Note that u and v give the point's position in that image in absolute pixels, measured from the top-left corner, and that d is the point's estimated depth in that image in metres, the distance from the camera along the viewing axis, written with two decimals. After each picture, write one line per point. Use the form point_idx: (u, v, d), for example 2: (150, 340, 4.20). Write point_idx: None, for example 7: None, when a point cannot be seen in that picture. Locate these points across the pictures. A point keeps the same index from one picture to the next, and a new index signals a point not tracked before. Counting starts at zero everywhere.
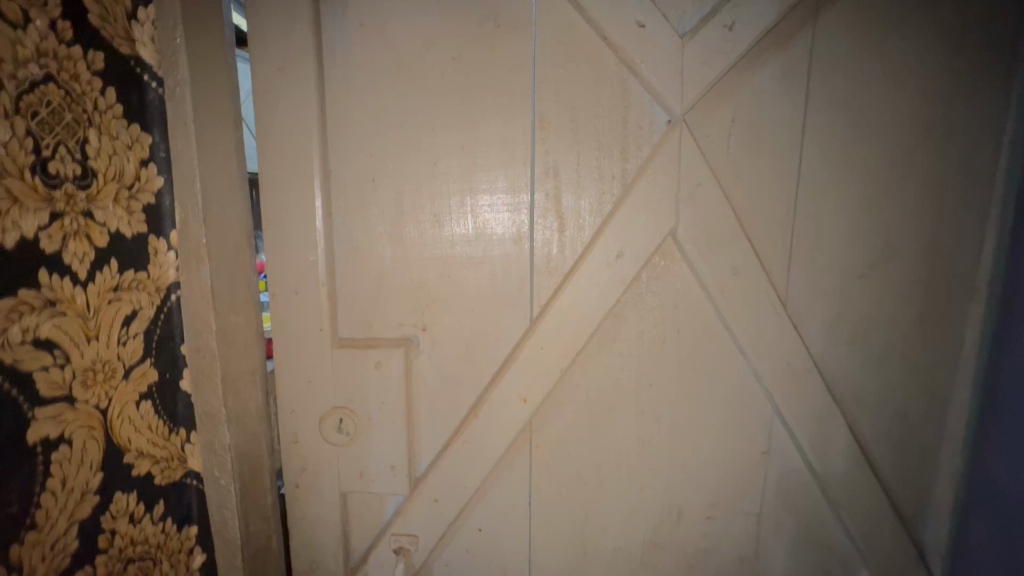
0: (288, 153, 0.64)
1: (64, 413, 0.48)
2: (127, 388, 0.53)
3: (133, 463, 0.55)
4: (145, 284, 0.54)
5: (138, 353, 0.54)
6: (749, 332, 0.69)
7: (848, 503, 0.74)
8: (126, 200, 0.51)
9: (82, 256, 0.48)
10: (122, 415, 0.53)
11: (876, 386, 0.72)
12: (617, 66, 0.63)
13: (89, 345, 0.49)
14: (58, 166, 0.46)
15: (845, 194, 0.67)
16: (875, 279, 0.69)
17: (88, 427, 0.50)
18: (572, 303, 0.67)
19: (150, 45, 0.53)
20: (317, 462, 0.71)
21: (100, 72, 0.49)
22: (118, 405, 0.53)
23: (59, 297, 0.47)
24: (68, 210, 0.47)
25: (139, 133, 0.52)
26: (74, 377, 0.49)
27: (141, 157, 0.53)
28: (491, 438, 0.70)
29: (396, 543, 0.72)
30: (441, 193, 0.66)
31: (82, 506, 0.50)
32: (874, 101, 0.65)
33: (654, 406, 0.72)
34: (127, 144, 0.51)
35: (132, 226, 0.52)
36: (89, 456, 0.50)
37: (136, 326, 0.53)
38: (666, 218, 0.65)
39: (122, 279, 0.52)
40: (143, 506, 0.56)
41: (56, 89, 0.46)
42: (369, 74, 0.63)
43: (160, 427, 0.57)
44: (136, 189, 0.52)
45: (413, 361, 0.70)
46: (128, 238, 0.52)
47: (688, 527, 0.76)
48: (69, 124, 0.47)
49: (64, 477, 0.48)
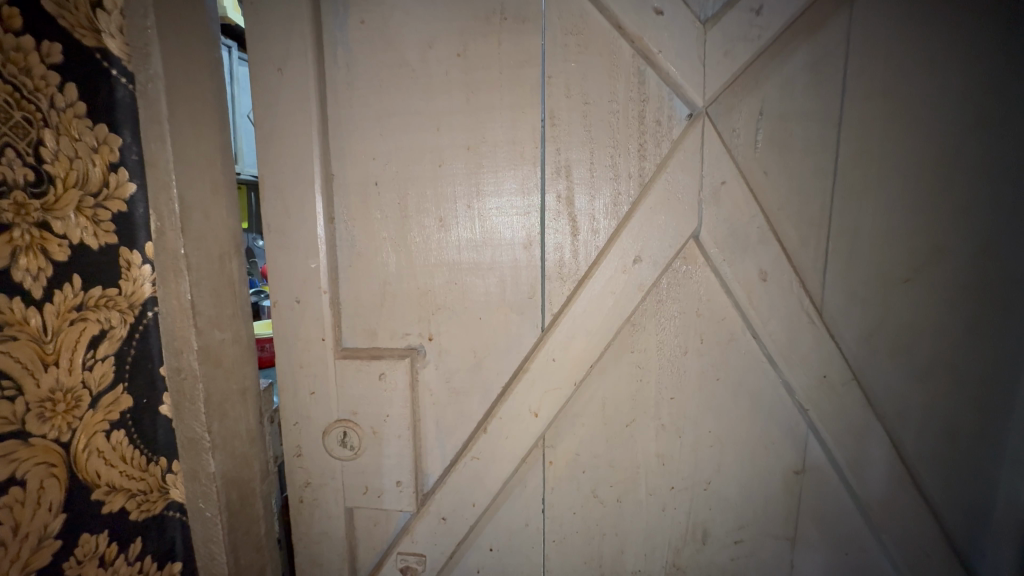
0: (287, 156, 0.61)
1: (16, 451, 0.44)
2: (96, 417, 0.50)
3: (104, 499, 0.52)
4: (116, 301, 0.51)
5: (107, 376, 0.51)
6: (781, 342, 0.63)
7: (892, 528, 0.67)
8: (90, 209, 0.48)
9: (38, 272, 0.45)
10: (89, 447, 0.50)
11: (922, 401, 0.65)
12: (632, 56, 0.59)
13: (47, 371, 0.46)
14: (6, 171, 0.43)
15: (884, 192, 0.61)
16: (920, 284, 0.63)
17: (46, 464, 0.47)
18: (585, 312, 0.63)
19: (119, 36, 0.49)
20: (321, 476, 0.68)
21: (58, 65, 0.45)
22: (84, 436, 0.50)
23: (10, 321, 0.43)
24: (18, 222, 0.44)
25: (107, 134, 0.49)
26: (29, 409, 0.45)
27: (109, 161, 0.49)
28: (501, 454, 0.66)
29: (403, 562, 0.69)
30: (447, 196, 0.63)
31: (42, 553, 0.47)
32: (917, 90, 0.59)
33: (676, 421, 0.67)
34: (94, 147, 0.48)
35: (100, 238, 0.49)
36: (48, 497, 0.47)
37: (105, 348, 0.50)
38: (688, 220, 0.60)
39: (88, 296, 0.49)
40: (115, 547, 0.53)
41: (3, 85, 0.42)
42: (371, 73, 0.61)
43: (138, 457, 0.54)
44: (104, 197, 0.49)
45: (419, 372, 0.67)
46: (96, 251, 0.49)
47: (714, 550, 0.71)
48: (19, 123, 0.43)
49: (17, 523, 0.45)
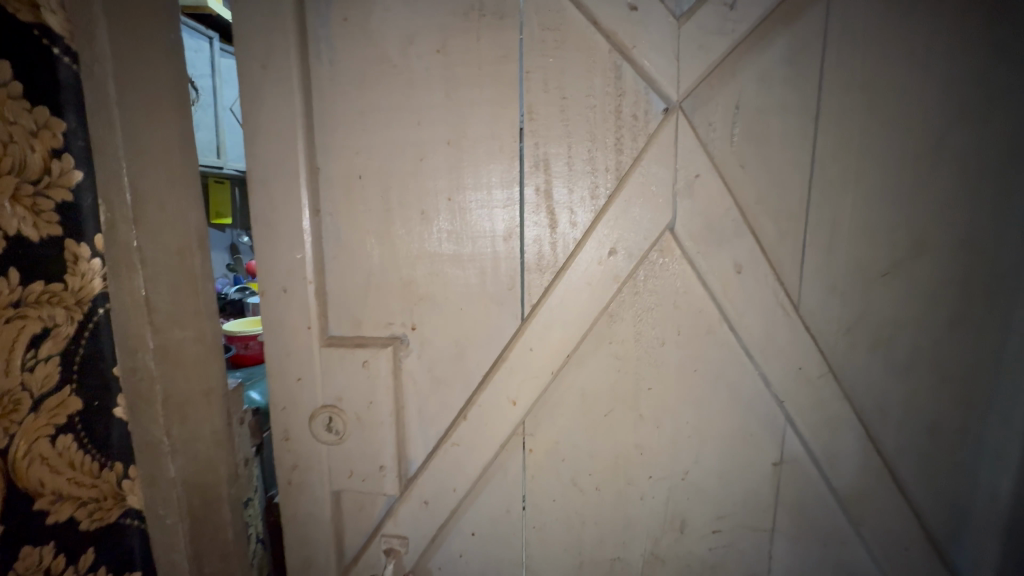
0: (272, 150, 0.63)
1: None
2: (40, 420, 0.52)
3: (50, 508, 0.54)
4: (61, 299, 0.53)
5: (52, 380, 0.53)
6: (756, 335, 0.64)
7: (871, 521, 0.68)
8: (32, 197, 0.50)
9: None
10: (33, 450, 0.52)
11: (904, 395, 0.65)
12: (609, 51, 0.59)
13: None
14: None
15: (862, 186, 0.61)
16: (902, 278, 0.63)
17: None
18: (563, 303, 0.64)
19: (60, 13, 0.51)
20: (308, 461, 0.71)
21: None
22: (26, 439, 0.51)
23: None
24: None
25: (49, 117, 0.51)
26: None
27: (51, 145, 0.51)
28: (481, 440, 0.68)
29: (387, 544, 0.71)
30: (429, 189, 0.64)
31: None
32: (895, 84, 0.59)
33: (654, 411, 0.68)
34: (34, 133, 0.50)
35: (41, 229, 0.51)
36: None
37: (49, 348, 0.52)
38: (664, 212, 0.61)
39: (28, 294, 0.50)
40: (63, 558, 0.56)
41: None
42: (354, 70, 0.62)
43: (89, 463, 0.57)
44: (46, 185, 0.51)
45: (402, 361, 0.69)
46: (38, 242, 0.51)
47: (692, 540, 0.72)
48: None
49: None
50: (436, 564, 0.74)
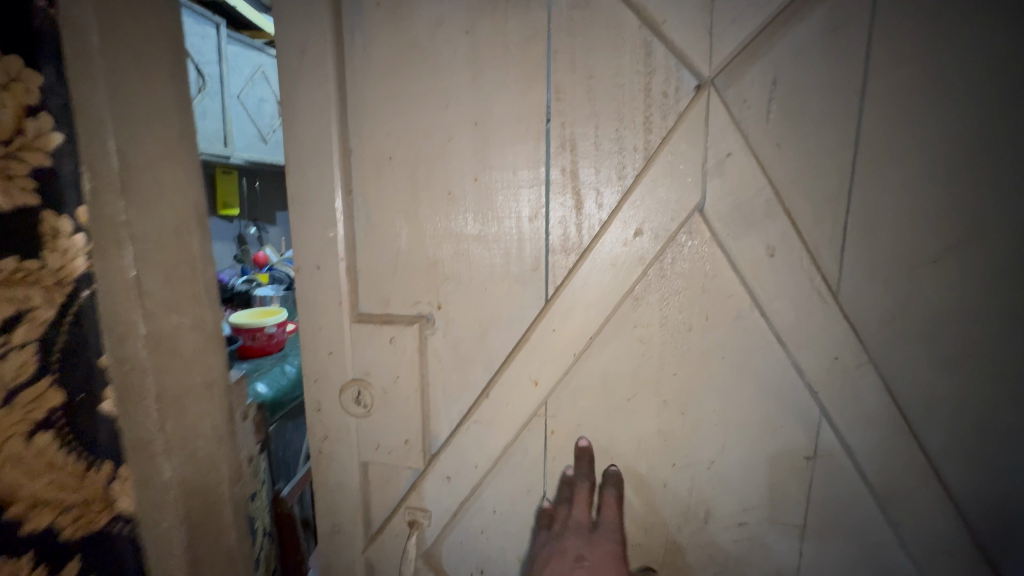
0: (308, 131, 0.66)
1: None
2: (13, 416, 0.47)
3: (26, 515, 0.49)
4: (39, 277, 0.48)
5: (28, 370, 0.48)
6: (789, 322, 0.61)
7: (910, 522, 0.64)
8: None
9: None
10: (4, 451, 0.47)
11: (950, 389, 0.62)
12: (637, 27, 0.58)
13: None
14: None
15: (908, 167, 0.58)
16: (950, 265, 0.59)
17: None
18: (587, 284, 0.63)
19: None
20: (337, 432, 0.74)
21: None
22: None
23: None
24: None
25: (23, 70, 0.46)
26: None
27: (25, 103, 0.46)
28: (503, 419, 0.69)
29: (410, 516, 0.74)
30: (456, 169, 0.65)
31: None
32: (948, 56, 0.55)
33: (679, 398, 0.67)
34: (5, 85, 0.45)
35: (13, 199, 0.46)
36: None
37: (24, 331, 0.47)
38: (691, 193, 0.59)
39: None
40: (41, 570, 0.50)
41: None
42: (385, 54, 0.64)
43: (72, 464, 0.52)
44: (17, 147, 0.46)
45: (428, 338, 0.70)
46: (10, 212, 0.46)
47: (716, 531, 0.71)
48: None
49: None
50: (542, 499, 0.73)
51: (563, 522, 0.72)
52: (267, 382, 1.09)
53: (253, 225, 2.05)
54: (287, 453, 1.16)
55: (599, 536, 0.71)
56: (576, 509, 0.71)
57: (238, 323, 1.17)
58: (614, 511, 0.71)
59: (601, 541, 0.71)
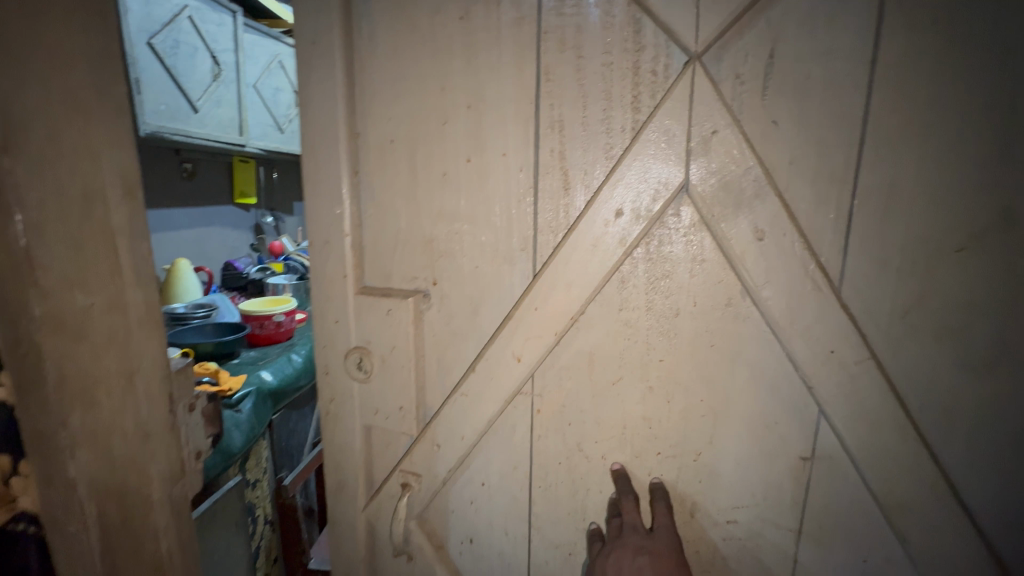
0: (321, 116, 0.71)
1: None
2: None
3: None
4: None
5: None
6: (780, 310, 0.58)
7: (922, 540, 0.59)
8: None
9: None
10: None
11: (976, 394, 0.56)
12: (626, 4, 0.57)
13: None
14: None
15: (932, 145, 0.52)
16: (981, 256, 0.53)
17: None
18: (570, 262, 0.64)
19: None
20: (342, 395, 0.80)
21: None
22: None
23: None
24: None
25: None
26: None
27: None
28: (487, 393, 0.71)
29: (403, 479, 0.79)
30: (450, 149, 0.68)
31: None
32: (985, 17, 0.49)
33: (665, 384, 0.65)
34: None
35: None
36: None
37: None
38: (673, 172, 0.58)
39: None
40: None
41: None
42: (391, 42, 0.68)
43: None
44: None
45: (424, 312, 0.74)
46: None
47: (703, 527, 0.68)
48: None
49: None
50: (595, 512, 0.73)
51: (615, 532, 0.66)
52: (273, 370, 1.21)
53: (269, 215, 2.31)
54: (287, 442, 1.38)
55: (658, 535, 0.63)
56: (628, 514, 0.65)
57: (250, 308, 1.34)
58: (667, 515, 0.65)
59: (661, 540, 0.62)
